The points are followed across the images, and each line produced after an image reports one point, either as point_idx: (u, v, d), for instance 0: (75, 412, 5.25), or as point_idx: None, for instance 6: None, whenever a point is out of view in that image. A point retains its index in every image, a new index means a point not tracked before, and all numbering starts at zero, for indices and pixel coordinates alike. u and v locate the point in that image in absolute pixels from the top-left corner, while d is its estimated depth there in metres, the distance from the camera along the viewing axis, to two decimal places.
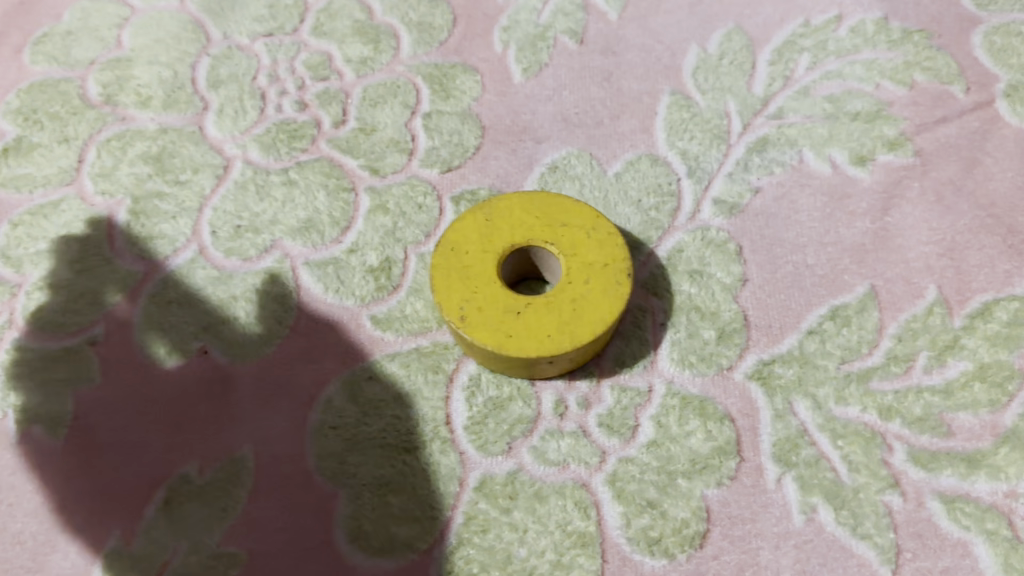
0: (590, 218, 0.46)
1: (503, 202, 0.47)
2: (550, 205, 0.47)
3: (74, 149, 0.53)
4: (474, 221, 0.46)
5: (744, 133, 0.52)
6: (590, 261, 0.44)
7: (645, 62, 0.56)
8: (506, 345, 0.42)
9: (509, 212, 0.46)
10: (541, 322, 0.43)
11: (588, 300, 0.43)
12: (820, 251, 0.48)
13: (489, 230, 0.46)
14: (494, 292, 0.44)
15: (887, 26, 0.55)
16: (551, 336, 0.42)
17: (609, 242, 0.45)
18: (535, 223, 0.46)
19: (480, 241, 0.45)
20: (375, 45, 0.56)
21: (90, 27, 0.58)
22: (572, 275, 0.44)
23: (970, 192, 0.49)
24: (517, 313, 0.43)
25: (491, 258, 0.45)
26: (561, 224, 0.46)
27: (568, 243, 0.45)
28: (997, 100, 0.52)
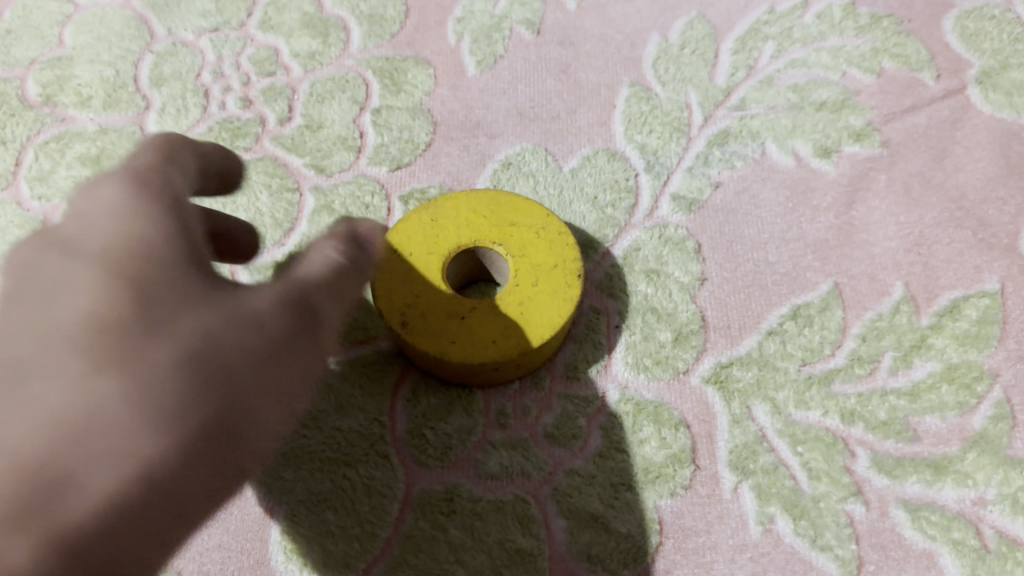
0: (542, 216, 0.43)
1: (449, 199, 0.44)
2: (500, 202, 0.44)
3: (11, 152, 0.51)
4: (418, 221, 0.43)
5: (705, 126, 0.50)
6: (539, 262, 0.42)
7: (604, 52, 0.53)
8: (448, 353, 0.40)
9: (456, 211, 0.44)
10: (486, 328, 0.41)
11: (536, 304, 0.41)
12: (782, 248, 0.46)
13: (435, 228, 0.43)
14: (438, 296, 0.41)
15: (855, 12, 0.53)
16: (496, 342, 0.40)
17: (559, 242, 0.43)
18: (483, 222, 0.43)
19: (425, 241, 0.43)
20: (324, 38, 0.54)
21: (31, 25, 0.56)
22: (520, 277, 0.42)
23: (939, 184, 0.47)
24: (461, 317, 0.41)
25: (436, 259, 0.42)
26: (512, 222, 0.43)
27: (517, 244, 0.43)
28: (969, 87, 0.50)
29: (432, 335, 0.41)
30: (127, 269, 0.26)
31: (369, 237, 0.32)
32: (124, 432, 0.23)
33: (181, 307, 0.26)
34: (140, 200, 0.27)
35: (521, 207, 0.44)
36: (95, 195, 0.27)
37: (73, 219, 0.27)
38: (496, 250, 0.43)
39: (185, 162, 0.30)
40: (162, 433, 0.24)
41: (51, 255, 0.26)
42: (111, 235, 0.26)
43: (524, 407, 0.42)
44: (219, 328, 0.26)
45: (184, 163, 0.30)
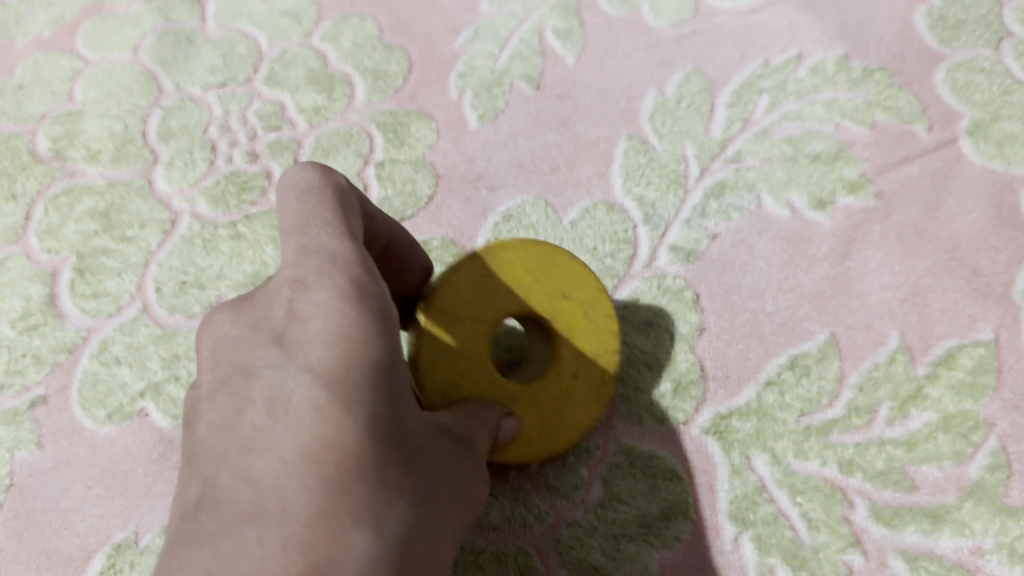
0: (592, 296, 0.42)
1: (502, 254, 0.42)
2: (553, 275, 0.42)
3: (21, 207, 0.52)
4: (469, 279, 0.41)
5: (701, 178, 0.51)
6: (585, 353, 0.42)
7: (603, 106, 0.55)
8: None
9: (509, 278, 0.41)
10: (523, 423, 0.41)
11: (575, 400, 0.41)
12: (779, 297, 0.47)
13: (481, 296, 0.41)
14: (482, 380, 0.40)
15: (848, 66, 0.54)
16: (530, 440, 0.41)
17: (607, 326, 0.42)
18: (536, 290, 0.42)
19: (473, 309, 0.41)
20: (329, 94, 0.55)
21: (42, 80, 0.58)
22: (564, 368, 0.41)
23: (933, 234, 0.48)
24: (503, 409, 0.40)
25: (483, 332, 0.40)
26: (561, 297, 0.42)
27: (564, 326, 0.42)
28: (961, 138, 0.51)
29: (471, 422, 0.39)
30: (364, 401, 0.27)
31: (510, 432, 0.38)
32: None
33: (404, 462, 0.28)
34: (359, 321, 0.29)
35: (573, 278, 0.42)
36: (306, 305, 0.29)
37: (290, 330, 0.29)
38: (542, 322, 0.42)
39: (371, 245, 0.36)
40: None
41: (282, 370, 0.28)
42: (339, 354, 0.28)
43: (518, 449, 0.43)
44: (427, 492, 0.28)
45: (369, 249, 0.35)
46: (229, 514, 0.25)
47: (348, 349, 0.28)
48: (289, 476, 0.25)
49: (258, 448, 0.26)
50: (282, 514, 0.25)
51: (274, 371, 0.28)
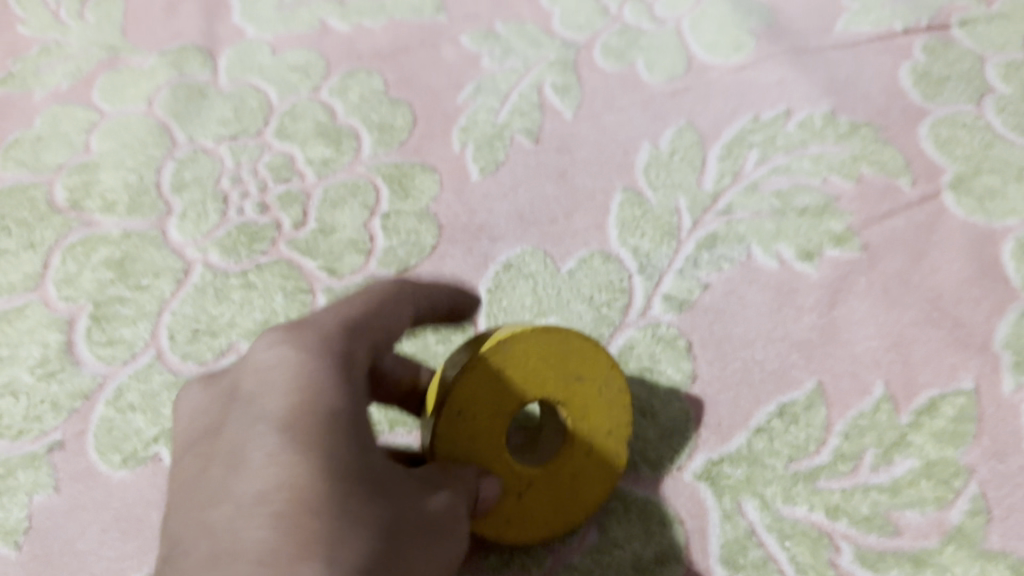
0: (608, 372, 0.43)
1: (517, 343, 0.40)
2: (574, 359, 0.42)
3: (38, 256, 0.54)
4: (481, 376, 0.40)
5: (693, 230, 0.53)
6: (599, 431, 0.42)
7: (600, 160, 0.57)
8: (498, 526, 0.41)
9: (530, 365, 0.41)
10: (537, 504, 0.42)
11: (589, 476, 0.43)
12: (769, 346, 0.49)
13: (501, 386, 0.40)
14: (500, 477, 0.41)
15: (834, 121, 0.56)
16: (547, 521, 0.42)
17: (618, 403, 0.43)
18: (550, 377, 0.41)
19: (488, 407, 0.40)
20: (337, 147, 0.58)
21: (60, 132, 0.60)
22: (578, 449, 0.42)
23: (916, 286, 0.50)
24: (518, 495, 0.41)
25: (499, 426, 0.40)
26: (579, 380, 0.42)
27: (580, 404, 0.42)
28: (943, 192, 0.53)
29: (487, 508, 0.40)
30: (316, 442, 0.31)
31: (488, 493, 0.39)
32: None
33: (364, 495, 0.31)
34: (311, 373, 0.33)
35: (586, 359, 0.42)
36: (268, 363, 0.34)
37: (256, 390, 0.33)
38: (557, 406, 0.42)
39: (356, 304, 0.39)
40: None
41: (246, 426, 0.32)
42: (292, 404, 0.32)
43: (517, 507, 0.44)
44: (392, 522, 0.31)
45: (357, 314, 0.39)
46: (192, 553, 0.29)
47: (300, 399, 0.32)
48: (244, 515, 0.29)
49: (222, 496, 0.30)
50: (235, 551, 0.28)
51: (240, 419, 0.32)
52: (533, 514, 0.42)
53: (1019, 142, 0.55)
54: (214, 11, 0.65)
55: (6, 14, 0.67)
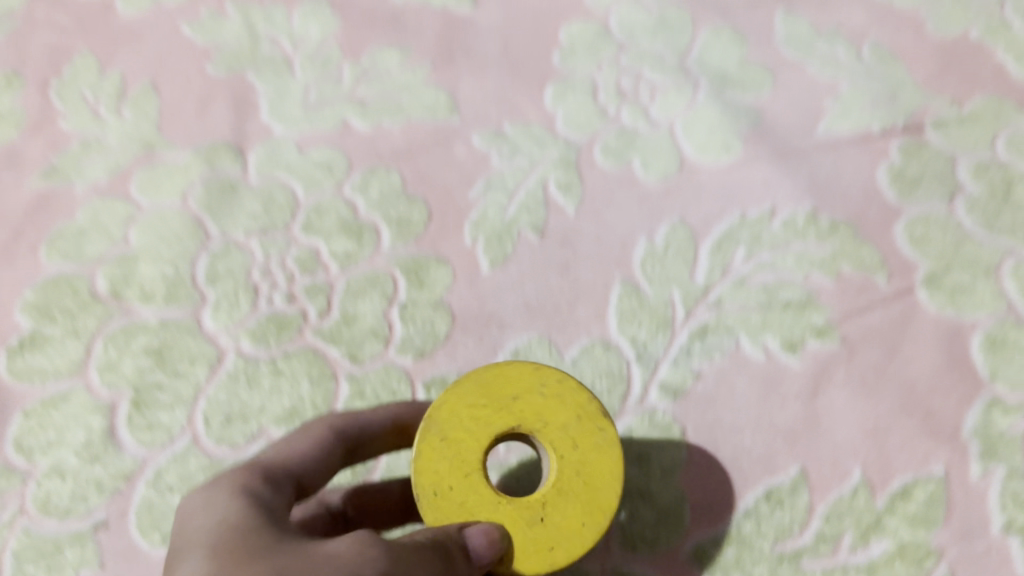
0: (535, 373, 0.49)
1: (441, 406, 0.48)
2: (499, 385, 0.49)
3: (82, 343, 0.59)
4: (430, 444, 0.47)
5: (686, 321, 0.58)
6: (568, 423, 0.48)
7: (601, 254, 0.62)
8: (548, 556, 0.46)
9: (464, 412, 0.48)
10: (563, 516, 0.47)
11: (589, 467, 0.47)
12: (757, 433, 0.54)
13: (452, 446, 0.47)
14: (507, 512, 0.46)
15: (816, 219, 0.61)
16: (582, 523, 0.47)
17: (566, 392, 0.48)
18: (491, 410, 0.48)
19: (454, 462, 0.47)
20: (359, 240, 0.63)
21: (100, 224, 0.64)
22: (560, 449, 0.48)
23: (892, 377, 0.55)
24: (540, 520, 0.46)
25: (476, 471, 0.47)
26: (518, 395, 0.48)
27: (534, 417, 0.48)
28: (917, 288, 0.58)
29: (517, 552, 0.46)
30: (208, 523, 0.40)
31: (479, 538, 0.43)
32: None
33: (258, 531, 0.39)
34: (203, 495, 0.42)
35: (508, 377, 0.49)
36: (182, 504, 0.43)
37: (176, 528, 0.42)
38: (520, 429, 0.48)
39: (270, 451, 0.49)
40: None
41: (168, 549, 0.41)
42: (192, 519, 0.41)
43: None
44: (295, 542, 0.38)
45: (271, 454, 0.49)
46: None
47: (198, 512, 0.41)
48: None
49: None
50: None
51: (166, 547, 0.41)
52: (565, 520, 0.46)
53: (986, 240, 0.60)
54: (243, 107, 0.70)
55: (47, 106, 0.72)
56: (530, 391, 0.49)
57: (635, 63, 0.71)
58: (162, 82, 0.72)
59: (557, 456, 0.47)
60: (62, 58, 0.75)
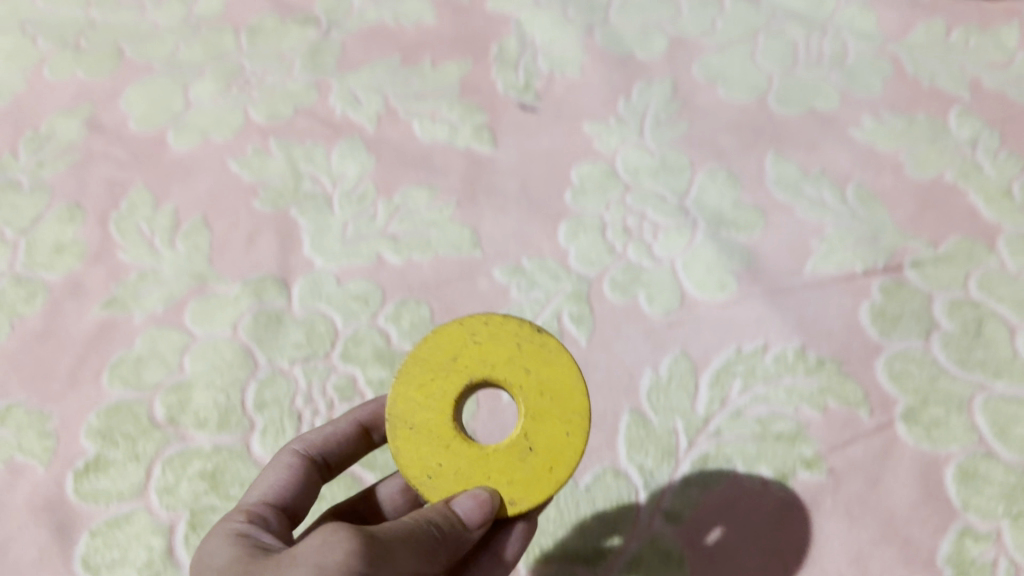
0: (464, 331, 0.56)
1: (393, 405, 0.54)
2: (435, 355, 0.55)
3: (141, 467, 0.65)
4: (405, 437, 0.54)
5: (689, 450, 0.64)
6: (513, 358, 0.55)
7: (610, 383, 0.68)
8: (552, 475, 0.53)
9: (418, 390, 0.54)
10: (548, 437, 0.53)
11: (549, 388, 0.54)
12: (753, 556, 0.60)
13: (422, 428, 0.54)
14: (497, 466, 0.53)
15: (804, 355, 0.68)
16: (566, 433, 0.54)
17: (494, 333, 0.55)
18: (442, 378, 0.55)
19: (432, 441, 0.54)
20: (391, 368, 0.70)
21: (157, 352, 0.71)
22: (518, 384, 0.54)
23: (873, 506, 0.61)
24: (530, 451, 0.53)
25: (454, 440, 0.54)
26: (459, 354, 0.55)
27: (479, 369, 0.55)
28: (896, 422, 0.64)
29: (527, 488, 0.53)
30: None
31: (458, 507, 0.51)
32: None
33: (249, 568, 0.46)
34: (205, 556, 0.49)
35: (439, 345, 0.55)
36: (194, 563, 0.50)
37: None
38: (474, 382, 0.55)
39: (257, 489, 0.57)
40: None
41: None
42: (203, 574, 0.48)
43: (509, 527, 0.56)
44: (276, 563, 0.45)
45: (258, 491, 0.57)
46: None
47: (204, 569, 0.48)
48: None
49: None
50: None
51: None
52: (551, 441, 0.53)
53: (960, 375, 0.67)
54: (287, 242, 0.78)
55: (106, 238, 0.79)
56: (465, 347, 0.55)
57: (639, 204, 0.80)
58: (213, 217, 0.80)
59: (520, 390, 0.54)
60: (119, 191, 0.83)
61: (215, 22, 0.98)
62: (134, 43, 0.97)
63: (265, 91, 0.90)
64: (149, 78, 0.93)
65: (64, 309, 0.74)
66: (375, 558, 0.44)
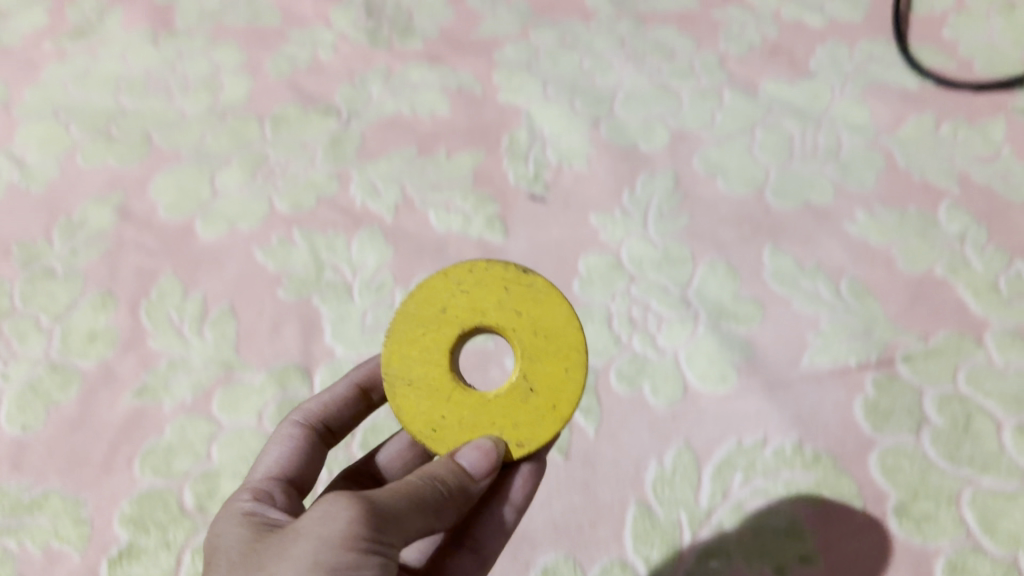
0: (450, 282, 0.64)
1: (393, 367, 0.62)
2: (426, 306, 0.63)
3: (173, 554, 0.69)
4: (410, 396, 0.62)
5: (693, 543, 0.68)
6: (501, 304, 0.63)
7: (618, 474, 0.72)
8: (552, 409, 0.61)
9: (415, 344, 0.63)
10: (542, 375, 0.62)
11: (538, 327, 0.62)
12: None
13: (422, 385, 0.62)
14: (498, 411, 0.61)
15: (801, 449, 0.72)
16: (561, 367, 0.62)
17: (476, 284, 0.63)
18: (436, 334, 0.62)
19: (437, 395, 0.62)
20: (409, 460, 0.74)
21: (187, 441, 0.75)
22: (510, 330, 0.62)
23: None
24: (530, 392, 0.61)
25: (455, 390, 0.62)
26: (449, 303, 0.63)
27: (467, 319, 0.63)
28: (888, 517, 0.68)
29: (529, 427, 0.61)
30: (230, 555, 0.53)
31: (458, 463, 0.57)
32: None
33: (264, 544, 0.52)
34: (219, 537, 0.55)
35: (426, 307, 0.63)
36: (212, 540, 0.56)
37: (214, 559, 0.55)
38: (467, 331, 0.63)
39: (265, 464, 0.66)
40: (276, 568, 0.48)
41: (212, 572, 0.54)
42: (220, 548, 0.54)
43: (513, 476, 0.64)
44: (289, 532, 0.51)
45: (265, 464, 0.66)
46: None
47: (218, 548, 0.54)
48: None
49: None
50: None
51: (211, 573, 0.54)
52: (544, 380, 0.62)
53: (950, 469, 0.70)
54: (310, 331, 0.82)
55: (137, 326, 0.83)
56: (451, 301, 0.63)
57: (644, 295, 0.83)
58: (239, 305, 0.84)
59: (509, 328, 0.62)
60: (149, 279, 0.87)
61: (240, 110, 1.04)
62: (162, 130, 1.02)
63: (289, 181, 0.95)
64: (177, 165, 0.98)
65: (98, 397, 0.78)
66: (377, 521, 0.50)
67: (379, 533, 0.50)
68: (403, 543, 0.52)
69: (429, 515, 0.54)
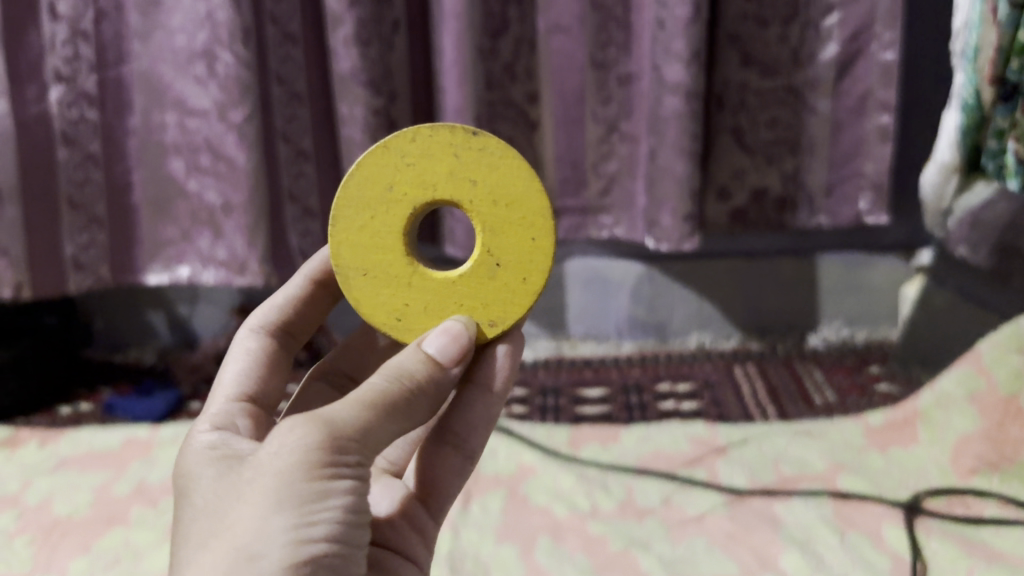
0: (399, 158, 0.92)
1: (355, 257, 0.94)
2: (380, 188, 0.92)
3: None
4: (378, 282, 0.94)
5: None
6: (451, 179, 0.91)
7: None
8: (511, 277, 0.94)
9: (376, 225, 0.93)
10: (503, 238, 0.93)
11: (493, 191, 0.92)
12: None
13: (381, 274, 0.94)
14: (464, 287, 0.94)
15: None
16: (526, 235, 0.93)
17: (422, 155, 0.92)
18: (392, 212, 0.93)
19: (402, 277, 0.94)
20: None
21: None
22: (472, 201, 0.92)
23: None
24: (497, 264, 0.94)
25: (412, 269, 0.94)
26: (403, 177, 0.92)
27: (418, 194, 0.92)
28: None
29: (494, 292, 0.94)
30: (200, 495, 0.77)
31: (403, 384, 0.81)
32: (229, 528, 0.71)
33: (227, 489, 0.75)
34: (191, 477, 0.80)
35: (379, 184, 0.92)
36: (186, 478, 0.81)
37: (187, 491, 0.79)
38: (418, 205, 0.92)
39: (244, 373, 1.02)
40: (241, 512, 0.72)
41: (187, 505, 0.78)
42: (194, 487, 0.78)
43: (493, 352, 0.96)
44: (248, 478, 0.75)
45: (237, 377, 1.01)
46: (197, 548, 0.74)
47: (192, 485, 0.79)
48: (198, 524, 0.74)
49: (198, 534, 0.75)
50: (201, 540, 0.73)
51: (185, 503, 0.78)
52: (506, 252, 0.93)
53: None
54: None
55: None
56: (398, 176, 0.92)
57: None
58: None
59: (464, 195, 0.92)
60: None
61: None
62: None
63: None
64: None
65: None
66: (330, 447, 0.74)
67: (332, 459, 0.74)
68: (363, 455, 0.77)
69: (388, 419, 0.79)
